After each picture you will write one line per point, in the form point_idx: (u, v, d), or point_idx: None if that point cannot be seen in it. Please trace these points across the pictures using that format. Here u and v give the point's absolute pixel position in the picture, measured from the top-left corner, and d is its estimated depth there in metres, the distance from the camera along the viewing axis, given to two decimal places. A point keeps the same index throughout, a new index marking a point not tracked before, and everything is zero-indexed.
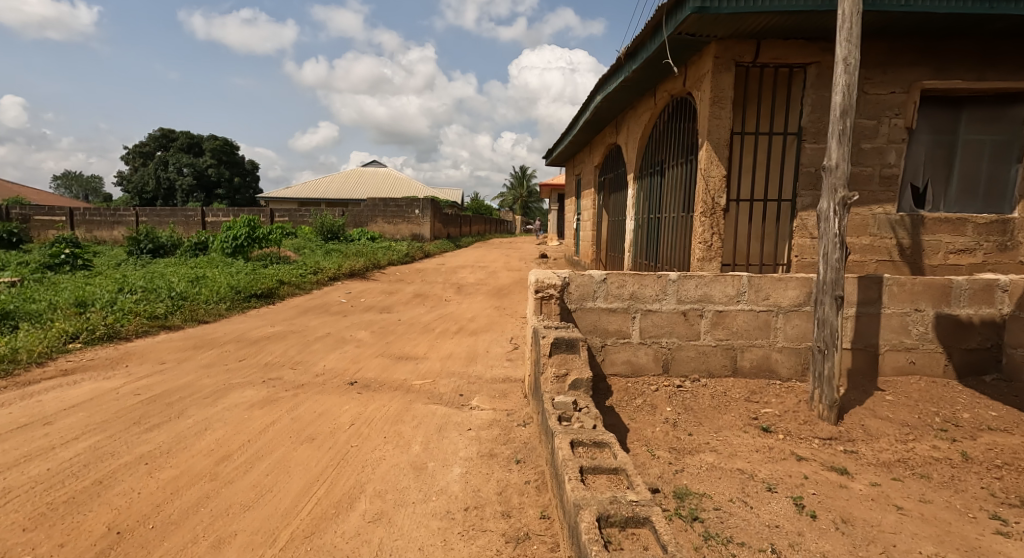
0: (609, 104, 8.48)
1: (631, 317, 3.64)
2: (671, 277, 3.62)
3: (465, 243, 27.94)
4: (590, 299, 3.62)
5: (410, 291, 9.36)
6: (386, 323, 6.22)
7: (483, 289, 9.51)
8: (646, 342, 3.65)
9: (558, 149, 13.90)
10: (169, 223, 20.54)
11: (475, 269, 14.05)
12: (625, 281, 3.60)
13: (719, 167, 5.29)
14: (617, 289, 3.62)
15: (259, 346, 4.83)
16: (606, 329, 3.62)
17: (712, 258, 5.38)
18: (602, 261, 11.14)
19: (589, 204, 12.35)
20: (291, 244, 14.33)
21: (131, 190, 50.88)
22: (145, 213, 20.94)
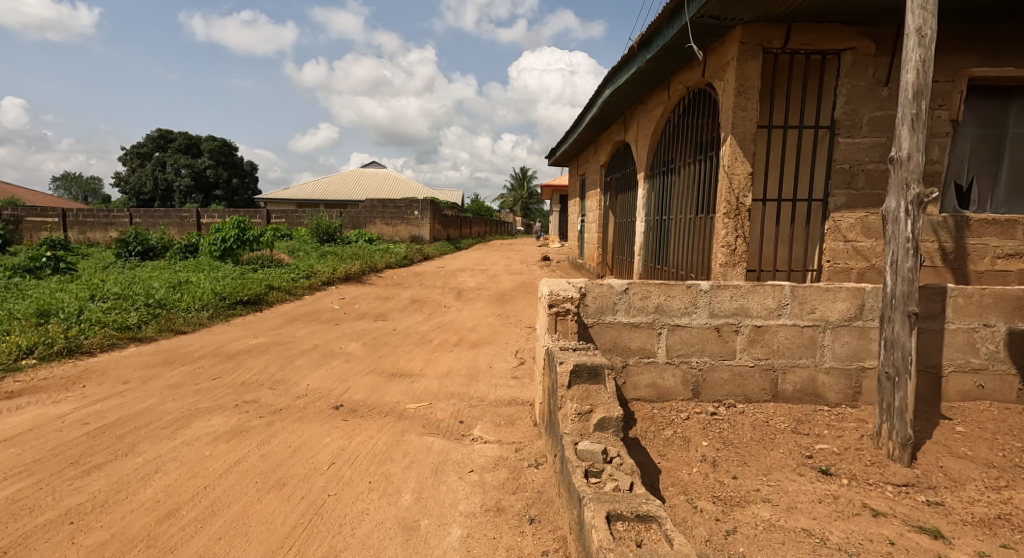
0: (618, 99, 8.02)
1: (657, 334, 3.18)
2: (702, 288, 3.15)
3: (465, 245, 27.47)
4: (609, 313, 3.16)
5: (407, 296, 8.89)
6: (380, 334, 5.75)
7: (484, 295, 9.03)
8: (673, 363, 3.19)
9: (562, 148, 13.45)
10: (163, 224, 20.09)
11: (475, 272, 13.59)
12: (649, 291, 3.14)
13: (744, 163, 4.84)
14: (640, 302, 3.16)
15: (237, 362, 4.36)
16: (628, 347, 3.17)
17: (736, 264, 4.93)
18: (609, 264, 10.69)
19: (594, 204, 11.89)
20: (285, 246, 13.88)
21: (129, 191, 50.40)
22: (139, 214, 20.49)
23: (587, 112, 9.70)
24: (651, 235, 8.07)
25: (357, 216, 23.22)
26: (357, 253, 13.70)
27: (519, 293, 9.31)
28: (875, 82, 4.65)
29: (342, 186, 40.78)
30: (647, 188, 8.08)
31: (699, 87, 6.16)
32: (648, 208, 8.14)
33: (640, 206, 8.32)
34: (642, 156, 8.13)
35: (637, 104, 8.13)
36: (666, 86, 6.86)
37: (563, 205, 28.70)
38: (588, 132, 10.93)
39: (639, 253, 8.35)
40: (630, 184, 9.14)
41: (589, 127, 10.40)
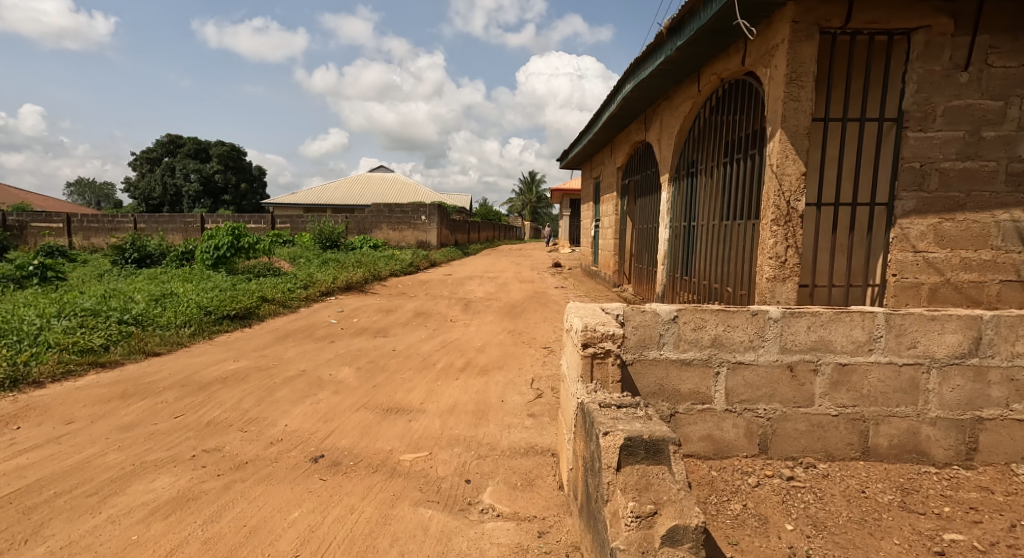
0: (640, 94, 7.39)
1: (714, 373, 2.53)
2: (771, 316, 2.49)
3: (474, 250, 26.91)
4: (654, 347, 2.53)
5: (410, 308, 8.29)
6: (378, 355, 5.15)
7: (494, 307, 8.42)
8: (733, 409, 2.54)
9: (576, 149, 12.83)
10: (166, 230, 19.67)
11: (484, 279, 12.99)
12: (704, 320, 2.50)
13: (796, 162, 4.19)
14: (692, 332, 2.52)
15: (208, 393, 3.77)
16: (678, 391, 2.53)
17: (786, 278, 4.29)
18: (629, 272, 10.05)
19: (611, 210, 11.23)
20: (287, 253, 13.34)
21: (138, 196, 50.42)
22: (143, 220, 20.13)
23: (604, 110, 9.07)
24: (677, 242, 7.42)
25: (363, 220, 22.74)
26: (360, 260, 13.13)
27: (531, 305, 8.68)
28: (952, 66, 3.97)
29: (349, 190, 40.42)
30: (672, 192, 7.42)
31: (735, 77, 5.51)
32: (673, 214, 7.49)
33: (663, 211, 7.66)
34: (666, 156, 7.48)
35: (661, 99, 7.50)
36: (696, 78, 6.22)
37: (573, 209, 28.06)
38: (604, 132, 10.28)
39: (663, 263, 7.69)
40: (652, 187, 8.49)
41: (606, 126, 9.77)
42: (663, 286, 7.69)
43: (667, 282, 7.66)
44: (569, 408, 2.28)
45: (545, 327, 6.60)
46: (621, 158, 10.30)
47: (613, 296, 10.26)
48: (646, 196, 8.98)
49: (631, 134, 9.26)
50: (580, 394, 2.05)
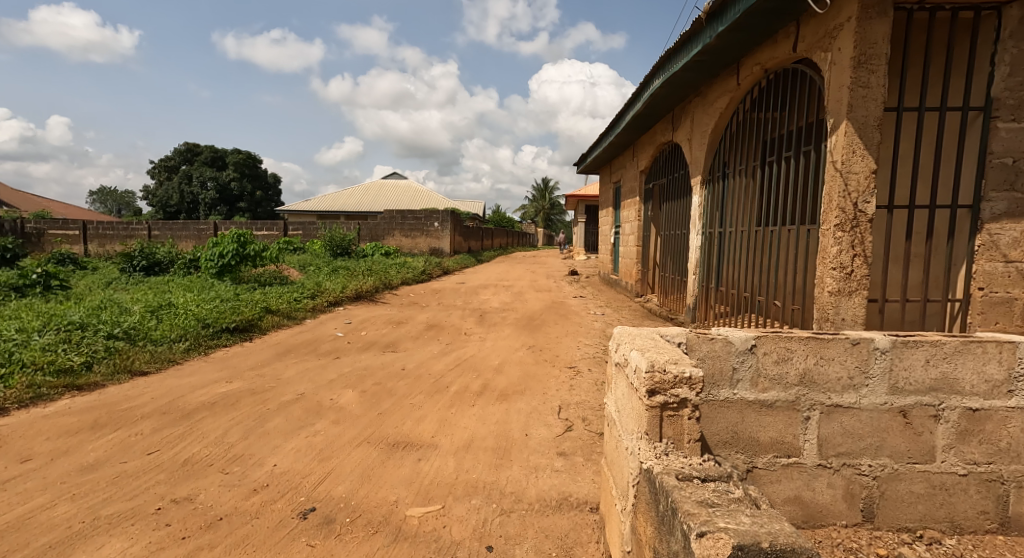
0: (670, 90, 6.90)
1: (802, 415, 2.00)
2: (880, 346, 1.95)
3: (488, 257, 26.52)
4: (725, 385, 2.01)
5: (423, 320, 7.83)
6: (385, 374, 4.68)
7: (511, 319, 7.91)
8: (825, 462, 2.00)
9: (595, 153, 12.36)
10: (179, 237, 19.53)
11: (499, 289, 12.52)
12: (792, 351, 1.98)
13: (864, 158, 3.67)
14: (774, 363, 2.00)
15: (192, 422, 3.32)
16: (758, 441, 2.00)
17: (853, 292, 3.75)
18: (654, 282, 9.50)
19: (634, 216, 10.69)
20: (297, 261, 13.00)
21: (156, 204, 50.96)
22: (157, 226, 20.03)
23: (628, 109, 8.59)
24: (710, 250, 6.87)
25: (375, 227, 22.44)
26: (372, 268, 12.73)
27: (550, 317, 8.16)
28: None
29: (362, 197, 40.33)
30: (704, 195, 6.88)
31: (782, 67, 5.00)
32: (706, 219, 6.95)
33: (694, 217, 7.11)
34: (697, 157, 6.95)
35: (692, 96, 7.00)
36: (734, 70, 5.72)
37: (588, 216, 27.53)
38: (627, 134, 9.78)
39: (694, 272, 7.13)
40: (681, 191, 7.97)
41: (629, 128, 9.27)
42: (694, 297, 7.11)
43: (699, 293, 7.08)
44: (623, 464, 1.80)
45: (568, 342, 6.08)
46: (645, 161, 9.79)
47: (637, 306, 9.70)
48: (673, 201, 8.45)
49: (657, 135, 8.76)
50: (642, 452, 1.57)
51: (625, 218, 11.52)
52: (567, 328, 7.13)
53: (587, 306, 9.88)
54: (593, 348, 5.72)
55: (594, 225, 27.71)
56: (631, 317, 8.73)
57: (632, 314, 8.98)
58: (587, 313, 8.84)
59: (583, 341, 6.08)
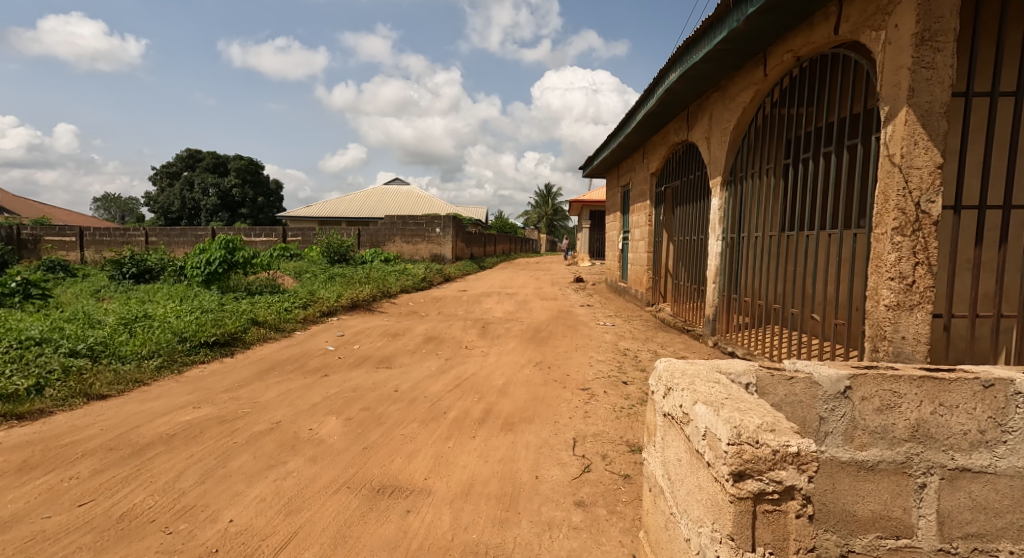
0: (687, 84, 6.45)
1: (910, 474, 2.27)
2: (994, 395, 2.23)
3: (490, 264, 26.10)
4: (829, 442, 2.32)
5: (421, 331, 7.34)
6: (376, 396, 4.19)
7: (516, 330, 7.40)
8: (944, 538, 2.23)
9: (602, 156, 11.91)
10: (176, 243, 19.15)
11: (502, 297, 12.05)
12: (893, 401, 2.26)
13: (928, 151, 3.19)
14: (870, 411, 2.28)
15: (141, 459, 2.82)
16: (878, 517, 2.24)
17: (915, 306, 3.26)
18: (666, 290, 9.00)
19: (644, 220, 10.21)
20: (292, 268, 12.54)
21: (157, 210, 50.78)
22: (154, 232, 19.66)
23: (640, 107, 8.13)
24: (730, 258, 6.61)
25: (376, 233, 22.02)
26: (370, 275, 12.24)
27: (557, 328, 7.66)
28: None
29: (364, 203, 39.99)
30: (724, 197, 6.39)
31: (816, 55, 4.55)
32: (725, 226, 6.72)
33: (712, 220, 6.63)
34: (716, 156, 6.46)
35: (711, 91, 6.54)
36: (761, 60, 5.26)
37: (593, 222, 27.07)
38: (637, 134, 9.31)
39: (714, 281, 6.58)
40: (699, 194, 7.49)
41: (640, 127, 8.81)
42: (714, 307, 6.56)
43: (720, 303, 6.52)
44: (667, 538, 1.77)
45: (579, 358, 5.57)
46: (656, 163, 9.31)
47: (648, 316, 9.16)
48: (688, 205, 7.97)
49: (670, 135, 8.29)
50: (720, 551, 1.48)
51: (634, 224, 11.03)
52: (576, 340, 6.62)
53: (595, 315, 9.37)
54: (606, 365, 5.21)
55: (598, 231, 27.23)
56: (643, 327, 8.21)
57: (644, 325, 8.45)
58: (596, 324, 8.34)
59: (594, 357, 5.57)
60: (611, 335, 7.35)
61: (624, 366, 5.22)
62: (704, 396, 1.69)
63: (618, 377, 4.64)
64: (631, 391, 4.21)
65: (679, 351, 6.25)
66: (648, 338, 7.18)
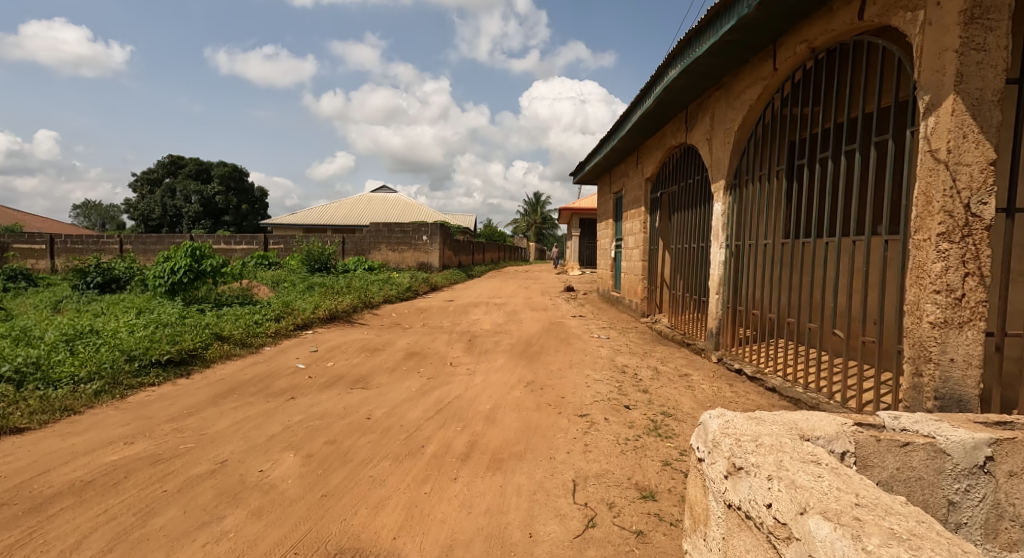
0: (687, 81, 6.06)
1: None
2: None
3: (478, 272, 25.66)
4: (981, 519, 2.21)
5: (403, 346, 6.82)
6: (346, 425, 3.67)
7: (505, 344, 6.91)
8: None
9: (594, 160, 11.53)
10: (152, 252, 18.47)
11: (491, 307, 11.56)
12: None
13: (979, 146, 2.79)
14: (1016, 489, 2.21)
15: (39, 520, 2.27)
16: None
17: (967, 323, 2.82)
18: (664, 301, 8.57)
19: (638, 228, 9.80)
20: (269, 278, 11.94)
21: (137, 217, 49.67)
22: (129, 239, 18.93)
23: (636, 107, 7.74)
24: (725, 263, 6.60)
25: (361, 241, 21.46)
26: (351, 285, 11.68)
27: (549, 341, 7.19)
28: None
29: (351, 210, 39.39)
30: (727, 202, 5.99)
31: (834, 45, 4.17)
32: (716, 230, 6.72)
33: (714, 226, 6.21)
34: (718, 158, 6.07)
35: (713, 89, 6.16)
36: (770, 53, 4.88)
37: (583, 230, 26.74)
38: (632, 137, 8.93)
39: (717, 292, 6.14)
40: (699, 199, 7.10)
41: (635, 130, 8.43)
42: (717, 319, 6.12)
43: (723, 315, 6.07)
44: None
45: (574, 376, 5.10)
46: (652, 168, 8.92)
47: (644, 328, 8.70)
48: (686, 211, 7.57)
49: (668, 138, 7.91)
50: None
51: (627, 231, 10.63)
52: (570, 355, 6.14)
53: (588, 327, 8.91)
54: (604, 384, 4.74)
55: (588, 239, 26.90)
56: (639, 340, 7.76)
57: (640, 337, 7.99)
58: (590, 336, 7.88)
59: (590, 375, 5.09)
60: (606, 349, 6.88)
61: (623, 386, 4.75)
62: (810, 503, 1.52)
63: (618, 401, 4.17)
64: (634, 418, 3.74)
65: (681, 367, 5.79)
66: (646, 352, 6.72)
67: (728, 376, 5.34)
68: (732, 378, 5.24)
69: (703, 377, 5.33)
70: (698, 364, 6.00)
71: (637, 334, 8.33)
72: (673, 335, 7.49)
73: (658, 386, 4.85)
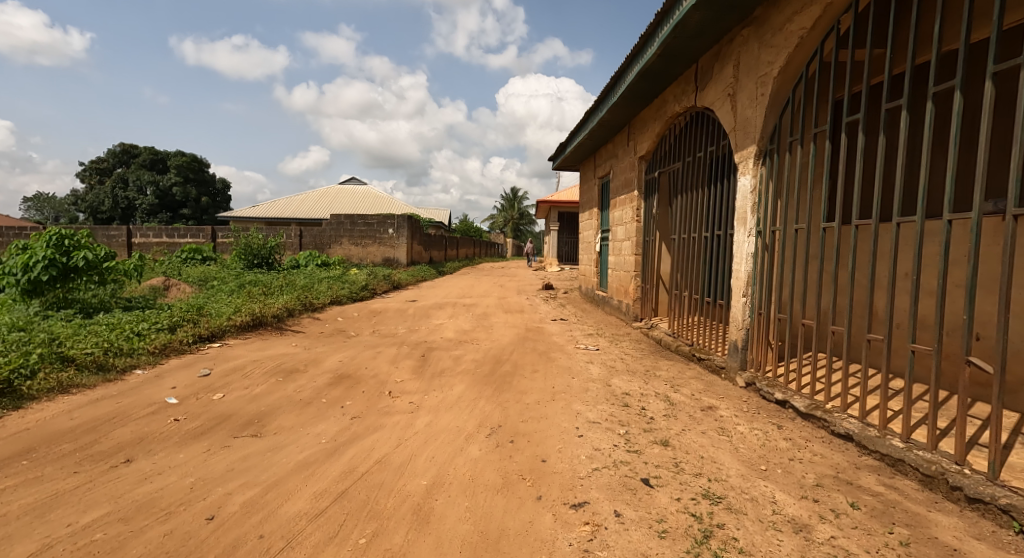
0: (708, 15, 4.62)
1: None
2: None
3: (451, 268, 24.15)
4: None
5: (334, 363, 5.23)
6: (167, 537, 2.10)
7: (467, 361, 5.38)
8: None
9: (578, 139, 10.06)
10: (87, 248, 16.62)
11: (458, 309, 10.01)
12: None
13: None
14: None
15: None
16: None
17: None
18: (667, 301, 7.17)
19: (632, 216, 8.33)
20: (195, 276, 10.15)
21: (88, 210, 46.68)
22: None
23: (634, 63, 6.28)
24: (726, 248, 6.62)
25: (321, 234, 19.93)
26: (293, 283, 9.95)
27: (524, 355, 5.69)
28: None
29: (317, 204, 37.36)
30: (759, 173, 4.54)
31: None
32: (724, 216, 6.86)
33: (738, 207, 4.76)
34: (747, 117, 4.62)
35: (740, 27, 4.73)
36: None
37: (562, 224, 25.35)
38: (625, 105, 7.48)
39: (743, 294, 4.66)
40: (714, 174, 5.66)
41: (630, 95, 6.98)
42: (744, 330, 4.65)
43: (752, 324, 4.61)
44: None
45: (559, 416, 3.60)
46: (649, 143, 7.50)
47: (642, 337, 7.23)
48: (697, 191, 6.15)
49: (670, 103, 6.48)
50: None
51: (616, 220, 9.19)
52: (551, 379, 4.63)
53: (572, 334, 7.44)
54: (605, 432, 3.25)
55: (568, 234, 25.50)
56: (636, 352, 6.29)
57: (636, 348, 6.51)
58: (574, 347, 6.40)
59: (582, 415, 3.60)
60: (596, 365, 5.40)
61: (630, 433, 3.28)
62: None
63: (629, 467, 2.70)
64: (662, 509, 2.29)
65: (700, 396, 4.33)
66: (648, 370, 5.26)
67: (768, 409, 3.89)
68: (775, 415, 3.78)
69: (734, 412, 3.86)
70: (719, 389, 4.54)
71: (633, 343, 6.86)
72: (681, 347, 6.05)
73: (679, 432, 3.38)
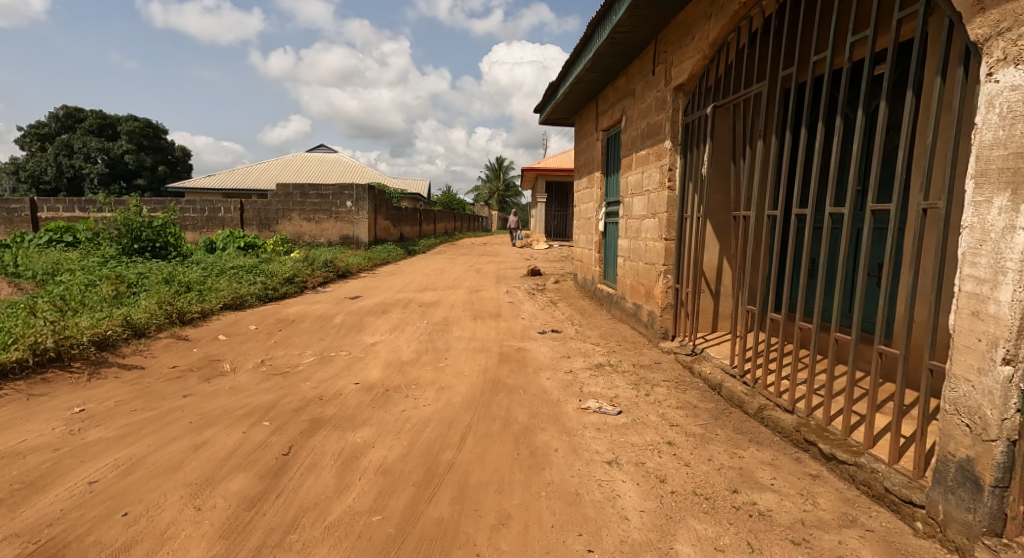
0: None
1: None
2: None
3: (425, 245, 21.37)
4: None
5: (74, 489, 2.43)
6: None
7: (368, 474, 2.64)
8: None
9: (575, 73, 7.19)
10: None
11: (411, 314, 7.29)
12: None
13: None
14: None
15: None
16: None
17: None
18: (736, 320, 4.51)
19: (659, 179, 5.57)
20: (39, 270, 7.24)
21: (32, 181, 43.11)
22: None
23: None
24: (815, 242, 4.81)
25: (266, 206, 17.13)
26: (172, 280, 7.08)
27: (490, 445, 3.00)
28: None
29: (280, 172, 33.89)
30: None
31: None
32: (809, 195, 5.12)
33: (988, 142, 1.99)
34: None
35: None
36: None
37: (550, 194, 22.45)
38: None
39: (1002, 357, 1.90)
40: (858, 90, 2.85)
41: None
42: (1000, 445, 1.92)
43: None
44: None
45: None
46: (697, 59, 4.69)
47: (683, 376, 4.56)
48: (803, 126, 3.37)
49: None
50: None
51: (632, 187, 6.40)
52: None
53: (573, 370, 4.76)
54: None
55: (556, 206, 22.59)
56: (687, 418, 3.61)
57: (682, 407, 3.84)
58: (579, 409, 3.73)
59: None
60: (630, 481, 2.69)
61: None
62: None
63: None
64: None
65: None
66: (736, 493, 2.57)
67: None
68: None
69: None
70: None
71: (672, 393, 4.17)
72: (774, 414, 3.36)
73: None
